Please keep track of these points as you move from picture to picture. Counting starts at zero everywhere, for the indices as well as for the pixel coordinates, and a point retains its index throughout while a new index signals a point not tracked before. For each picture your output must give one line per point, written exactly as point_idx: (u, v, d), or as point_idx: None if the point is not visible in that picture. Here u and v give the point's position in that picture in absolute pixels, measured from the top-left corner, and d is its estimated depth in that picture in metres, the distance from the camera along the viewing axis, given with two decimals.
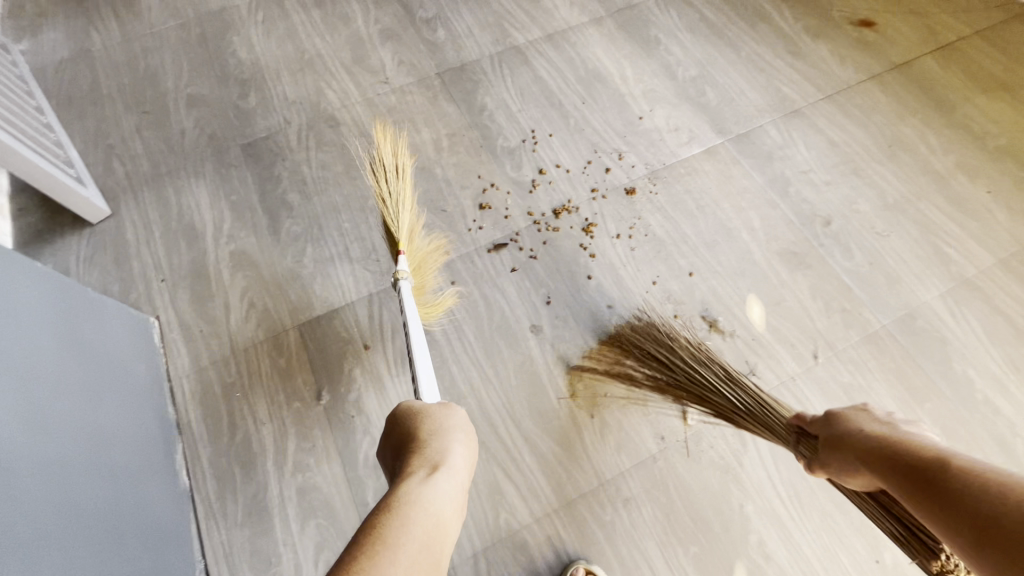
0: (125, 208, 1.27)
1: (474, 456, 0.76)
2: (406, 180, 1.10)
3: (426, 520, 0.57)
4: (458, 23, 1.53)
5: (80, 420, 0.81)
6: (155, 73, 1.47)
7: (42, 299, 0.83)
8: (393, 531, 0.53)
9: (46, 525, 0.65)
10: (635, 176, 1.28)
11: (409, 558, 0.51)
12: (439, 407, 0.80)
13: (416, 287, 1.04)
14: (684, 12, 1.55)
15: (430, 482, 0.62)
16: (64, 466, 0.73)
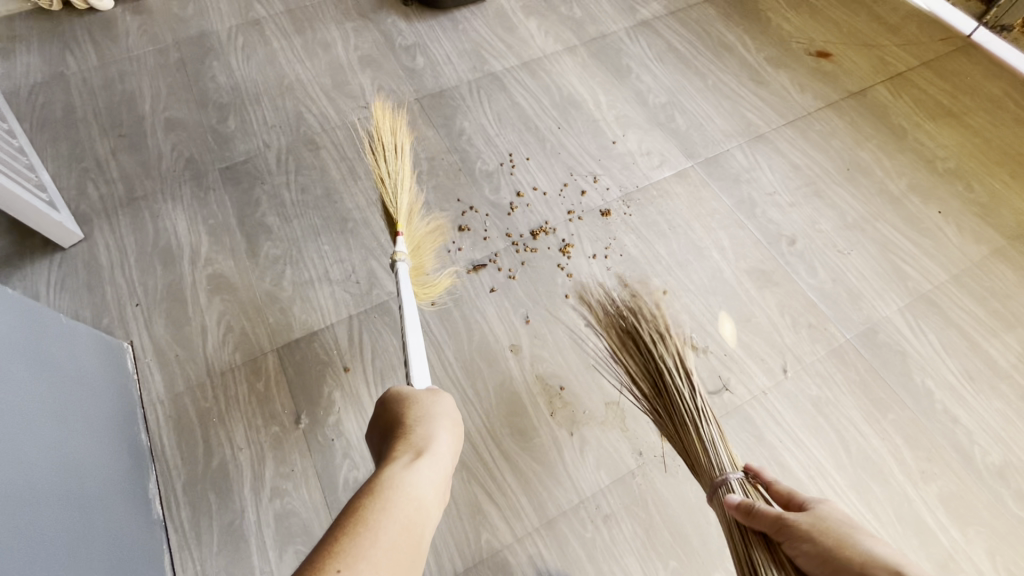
0: (99, 231, 1.25)
1: (458, 442, 0.77)
2: (404, 161, 1.15)
3: (407, 503, 0.58)
4: (437, 51, 1.58)
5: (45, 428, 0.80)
6: (132, 97, 1.47)
7: (13, 321, 0.82)
8: (373, 514, 0.55)
9: (11, 537, 0.64)
10: (609, 199, 1.32)
11: (388, 543, 0.52)
12: (427, 393, 0.81)
13: (414, 268, 1.10)
14: (653, 42, 1.63)
15: (413, 468, 0.63)
16: (28, 476, 0.72)
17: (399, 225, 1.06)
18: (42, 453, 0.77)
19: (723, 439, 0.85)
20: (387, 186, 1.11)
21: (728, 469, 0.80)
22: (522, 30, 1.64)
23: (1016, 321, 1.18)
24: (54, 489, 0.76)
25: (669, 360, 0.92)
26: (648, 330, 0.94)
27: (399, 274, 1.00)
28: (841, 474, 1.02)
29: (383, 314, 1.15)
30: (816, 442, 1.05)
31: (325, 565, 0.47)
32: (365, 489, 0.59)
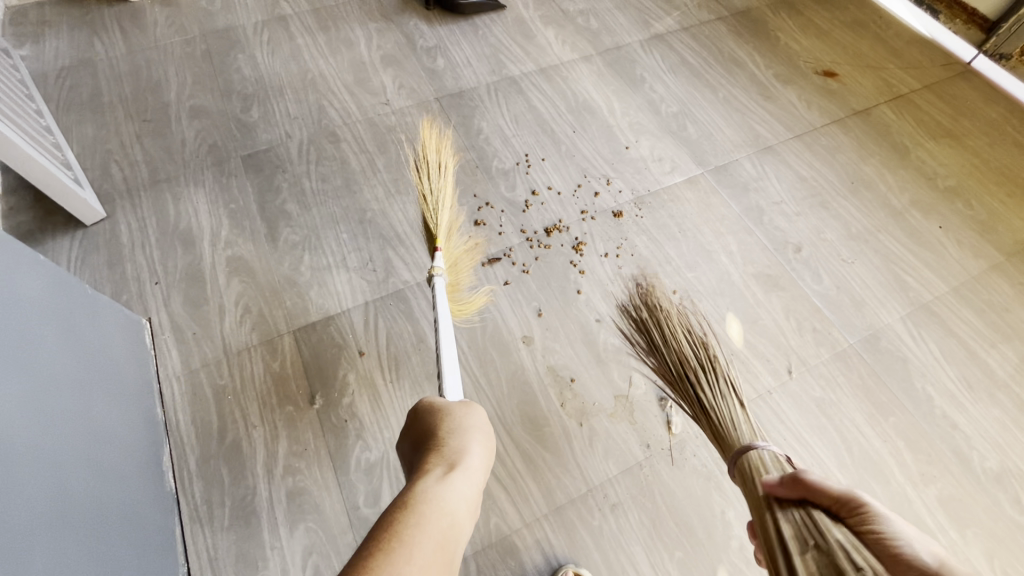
0: (121, 211, 1.27)
1: (489, 456, 0.79)
2: (446, 180, 1.17)
3: (441, 520, 0.59)
4: (457, 54, 1.63)
5: (77, 416, 0.82)
6: (158, 84, 1.50)
7: (49, 294, 0.85)
8: (408, 529, 0.56)
9: (37, 510, 0.66)
10: (622, 201, 1.36)
11: (423, 559, 0.54)
12: (461, 404, 0.83)
13: (450, 284, 1.10)
14: (666, 55, 1.68)
15: (447, 482, 0.65)
16: (59, 460, 0.74)
17: (438, 241, 1.08)
18: (74, 438, 0.79)
19: (749, 417, 0.85)
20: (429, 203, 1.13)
21: (751, 438, 0.80)
22: (540, 38, 1.70)
23: (1014, 334, 1.21)
24: (82, 471, 0.77)
25: (702, 362, 0.90)
26: (672, 326, 0.94)
27: (435, 288, 1.01)
28: (843, 473, 1.05)
29: (399, 301, 1.18)
30: (820, 442, 1.07)
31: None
32: (401, 503, 0.61)
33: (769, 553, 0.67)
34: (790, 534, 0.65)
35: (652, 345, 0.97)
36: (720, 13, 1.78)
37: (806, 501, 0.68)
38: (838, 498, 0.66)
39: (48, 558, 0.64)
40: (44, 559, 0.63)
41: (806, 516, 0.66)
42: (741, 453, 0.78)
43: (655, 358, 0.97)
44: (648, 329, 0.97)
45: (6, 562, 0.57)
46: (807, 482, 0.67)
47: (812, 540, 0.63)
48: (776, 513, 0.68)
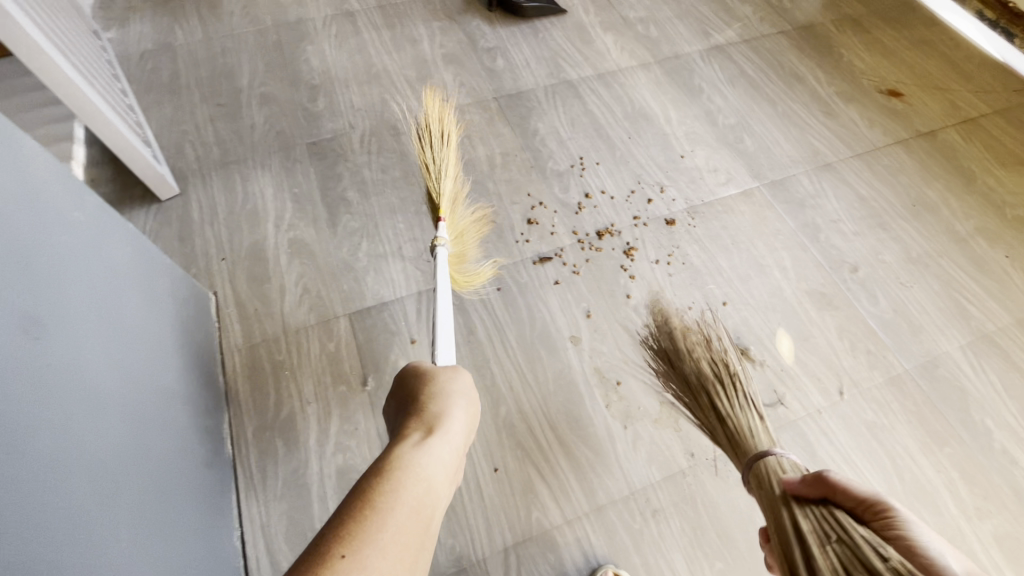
0: (193, 189, 1.34)
1: (473, 421, 0.80)
2: (449, 150, 1.21)
3: (417, 487, 0.60)
4: (517, 56, 1.66)
5: (153, 371, 0.87)
6: (231, 70, 1.57)
7: (136, 256, 0.92)
8: (382, 496, 0.57)
9: (123, 458, 0.71)
10: (675, 209, 1.36)
11: (396, 525, 0.55)
12: (446, 369, 0.84)
13: (456, 256, 1.14)
14: (725, 67, 1.68)
15: (424, 448, 0.66)
16: (141, 412, 0.80)
17: (441, 211, 1.12)
18: (152, 398, 0.84)
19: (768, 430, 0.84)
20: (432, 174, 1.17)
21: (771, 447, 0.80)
22: (599, 44, 1.71)
23: None
24: (158, 430, 0.82)
25: (719, 376, 0.88)
26: (694, 339, 0.93)
27: (438, 257, 1.04)
28: (893, 500, 1.02)
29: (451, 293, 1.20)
30: (869, 466, 1.05)
31: (335, 546, 0.50)
32: (378, 469, 0.62)
33: (782, 548, 0.67)
34: (811, 530, 0.66)
35: (669, 358, 0.96)
36: (783, 27, 1.76)
37: (828, 500, 0.68)
38: (863, 499, 0.66)
39: (132, 504, 0.70)
40: (128, 504, 0.69)
41: (828, 514, 0.66)
42: (761, 458, 0.78)
43: (671, 370, 0.96)
44: (665, 346, 0.96)
45: (91, 505, 0.63)
46: (831, 481, 0.67)
47: (835, 534, 0.63)
48: (796, 509, 0.69)
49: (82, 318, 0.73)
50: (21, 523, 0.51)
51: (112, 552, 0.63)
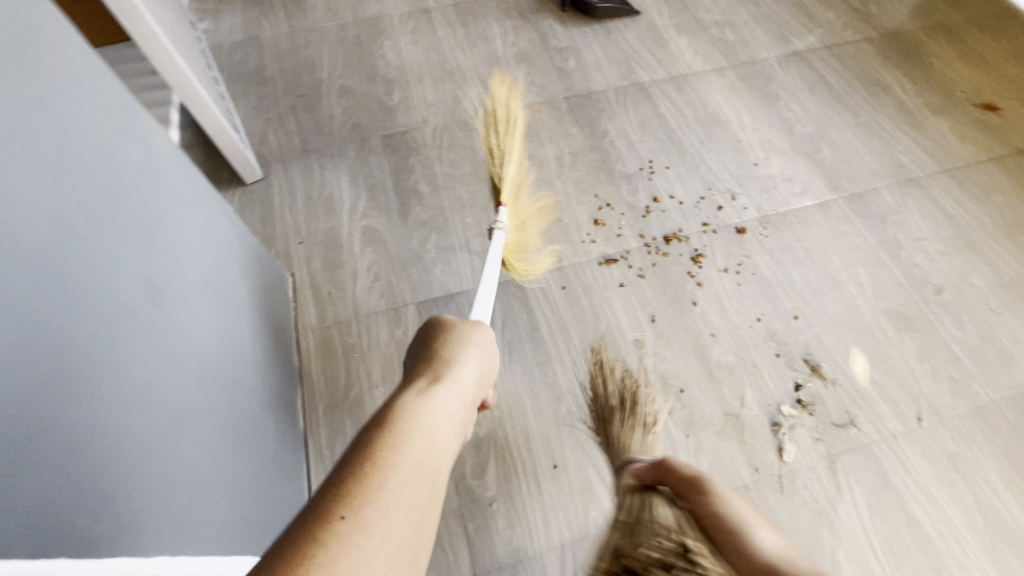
0: (275, 174, 1.41)
1: (486, 374, 0.72)
2: (513, 143, 1.24)
3: (423, 437, 0.51)
4: (589, 56, 1.65)
5: (242, 347, 0.92)
6: (313, 63, 1.64)
7: (234, 238, 0.97)
8: (386, 450, 0.47)
9: (217, 428, 0.76)
10: (746, 218, 1.33)
11: (403, 479, 0.45)
12: (461, 322, 0.77)
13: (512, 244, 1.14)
14: (804, 73, 1.62)
15: (430, 396, 0.58)
16: (233, 385, 0.84)
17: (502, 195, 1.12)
18: (245, 375, 0.90)
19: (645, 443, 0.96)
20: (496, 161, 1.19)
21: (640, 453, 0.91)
22: (672, 46, 1.68)
23: None
24: (247, 404, 0.88)
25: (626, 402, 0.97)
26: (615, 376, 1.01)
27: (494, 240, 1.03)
28: (972, 536, 0.97)
29: (516, 289, 1.22)
30: (947, 498, 1.00)
31: (332, 509, 0.41)
32: (379, 422, 0.52)
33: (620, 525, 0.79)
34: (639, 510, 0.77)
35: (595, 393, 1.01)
36: (868, 34, 1.69)
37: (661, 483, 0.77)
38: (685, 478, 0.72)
39: (222, 473, 0.74)
40: (221, 473, 0.74)
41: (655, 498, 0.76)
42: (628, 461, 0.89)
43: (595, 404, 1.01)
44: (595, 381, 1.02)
45: (188, 469, 0.66)
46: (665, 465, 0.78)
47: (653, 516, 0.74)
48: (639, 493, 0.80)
49: (190, 290, 0.78)
50: (110, 475, 0.52)
51: (201, 516, 0.67)
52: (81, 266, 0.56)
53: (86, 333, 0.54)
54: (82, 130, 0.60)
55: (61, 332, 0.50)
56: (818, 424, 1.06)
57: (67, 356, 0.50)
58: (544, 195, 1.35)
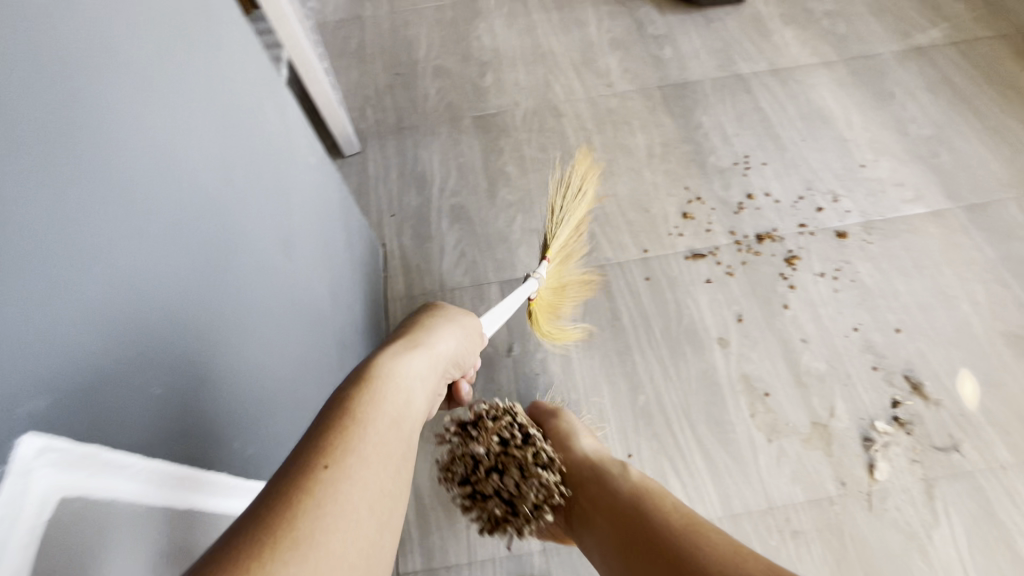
0: (372, 149, 1.47)
1: (462, 352, 0.74)
2: (580, 206, 1.13)
3: (397, 397, 0.53)
4: (686, 45, 1.60)
5: (347, 309, 0.97)
6: (411, 43, 1.69)
7: (345, 207, 1.04)
8: (365, 406, 0.49)
9: (320, 382, 0.81)
10: (848, 221, 1.26)
11: (378, 436, 0.47)
12: (434, 307, 0.80)
13: (541, 307, 1.08)
14: (924, 71, 1.50)
15: (404, 359, 0.60)
16: (339, 345, 0.90)
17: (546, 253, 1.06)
18: (349, 337, 0.96)
19: None
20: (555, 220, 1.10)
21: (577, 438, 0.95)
22: (777, 37, 1.60)
23: None
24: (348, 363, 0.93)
25: None
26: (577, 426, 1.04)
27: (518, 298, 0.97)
28: None
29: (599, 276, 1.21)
30: None
31: (319, 460, 0.42)
32: (355, 379, 0.53)
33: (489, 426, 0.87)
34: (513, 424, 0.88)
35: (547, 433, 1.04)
36: (1004, 30, 1.53)
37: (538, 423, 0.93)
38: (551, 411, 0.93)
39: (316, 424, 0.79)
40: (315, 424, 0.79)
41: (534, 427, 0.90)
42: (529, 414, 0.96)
43: None
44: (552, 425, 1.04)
45: (293, 414, 0.71)
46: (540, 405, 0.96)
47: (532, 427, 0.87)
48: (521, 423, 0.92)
49: (313, 251, 0.84)
50: (241, 407, 0.58)
51: None
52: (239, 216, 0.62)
53: (238, 283, 0.59)
54: (237, 101, 0.65)
55: (219, 286, 0.55)
56: (916, 445, 1.00)
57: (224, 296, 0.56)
58: (634, 185, 1.34)
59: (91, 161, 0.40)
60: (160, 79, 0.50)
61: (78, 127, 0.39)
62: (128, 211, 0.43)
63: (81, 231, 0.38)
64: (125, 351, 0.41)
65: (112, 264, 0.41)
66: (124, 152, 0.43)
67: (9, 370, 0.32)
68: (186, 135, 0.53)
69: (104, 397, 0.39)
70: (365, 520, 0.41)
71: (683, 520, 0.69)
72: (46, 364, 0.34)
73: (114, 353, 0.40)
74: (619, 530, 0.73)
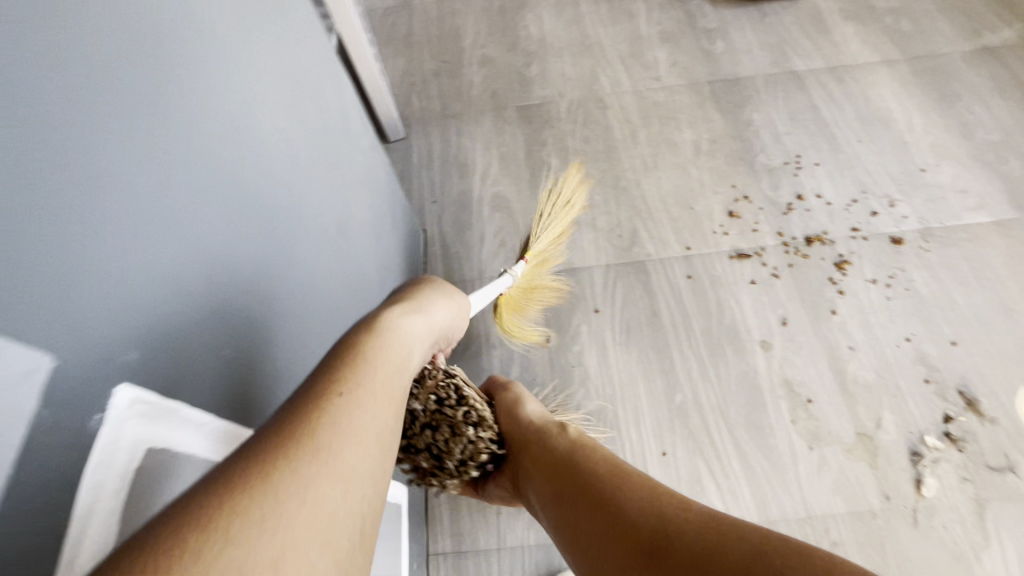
0: (416, 135, 1.48)
1: (456, 324, 0.75)
2: (567, 216, 1.13)
3: (401, 347, 0.54)
4: (739, 39, 1.56)
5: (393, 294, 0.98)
6: (457, 31, 1.69)
7: (393, 193, 1.05)
8: (373, 349, 0.49)
9: None
10: (905, 227, 1.21)
11: (385, 378, 0.48)
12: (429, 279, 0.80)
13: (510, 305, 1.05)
14: (995, 72, 1.42)
15: (409, 316, 0.60)
16: None
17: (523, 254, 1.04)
18: None
19: None
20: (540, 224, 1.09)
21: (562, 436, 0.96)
22: (836, 34, 1.54)
23: None
24: None
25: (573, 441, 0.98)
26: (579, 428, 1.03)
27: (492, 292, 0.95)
28: None
29: (640, 272, 1.20)
30: None
31: (330, 390, 0.42)
32: (362, 326, 0.53)
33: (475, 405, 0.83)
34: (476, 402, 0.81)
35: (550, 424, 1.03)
36: None
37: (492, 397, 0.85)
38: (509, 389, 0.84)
39: None
40: None
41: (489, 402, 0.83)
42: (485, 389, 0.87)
43: None
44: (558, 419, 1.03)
45: None
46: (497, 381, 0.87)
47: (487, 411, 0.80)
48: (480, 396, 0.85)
49: (364, 231, 0.85)
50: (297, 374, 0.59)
51: None
52: (301, 187, 0.63)
53: (296, 250, 0.61)
54: (291, 69, 0.65)
55: (278, 248, 0.57)
56: (968, 462, 0.96)
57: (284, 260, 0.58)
58: (677, 181, 1.31)
59: (155, 107, 0.40)
60: (234, 47, 0.52)
61: (165, 76, 0.41)
62: (192, 158, 0.44)
63: (150, 176, 0.39)
64: (195, 299, 0.42)
65: (180, 211, 0.41)
66: (185, 100, 0.44)
67: (100, 307, 0.33)
68: (255, 99, 0.55)
69: (179, 349, 0.40)
70: (373, 445, 0.41)
71: (616, 474, 0.66)
72: (140, 296, 0.36)
73: (185, 302, 0.41)
74: (557, 492, 0.70)
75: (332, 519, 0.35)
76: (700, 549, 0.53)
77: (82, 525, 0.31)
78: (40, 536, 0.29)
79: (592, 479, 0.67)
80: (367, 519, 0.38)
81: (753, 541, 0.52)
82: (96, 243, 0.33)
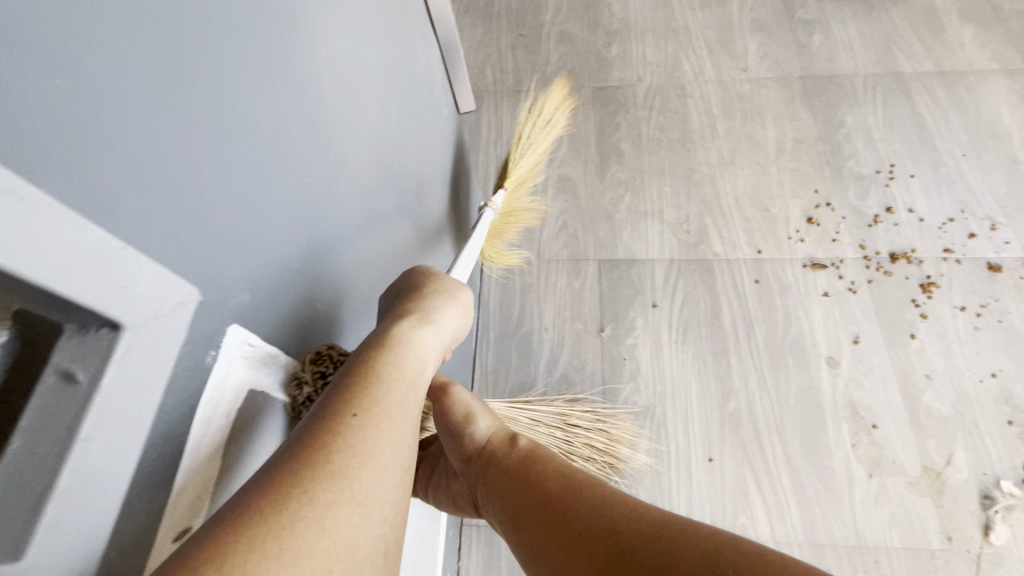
0: (486, 108, 1.46)
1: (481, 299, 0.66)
2: (547, 135, 1.15)
3: (424, 352, 0.46)
4: (839, 33, 1.45)
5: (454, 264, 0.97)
6: (538, 4, 1.64)
7: (464, 162, 1.04)
8: (392, 359, 0.43)
9: None
10: (1006, 254, 1.11)
11: (405, 391, 0.41)
12: None
13: (496, 231, 1.06)
14: None
15: (438, 309, 0.52)
16: None
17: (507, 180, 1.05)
18: None
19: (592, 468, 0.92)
20: (520, 146, 1.12)
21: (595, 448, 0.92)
22: (951, 35, 1.41)
23: None
24: None
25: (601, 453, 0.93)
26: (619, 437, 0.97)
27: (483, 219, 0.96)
28: None
29: (704, 270, 1.15)
30: None
31: (343, 405, 0.37)
32: (382, 329, 0.46)
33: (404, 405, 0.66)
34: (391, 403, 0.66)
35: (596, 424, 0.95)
36: None
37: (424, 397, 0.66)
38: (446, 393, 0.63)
39: None
40: None
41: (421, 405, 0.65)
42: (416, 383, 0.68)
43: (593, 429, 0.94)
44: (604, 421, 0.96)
45: None
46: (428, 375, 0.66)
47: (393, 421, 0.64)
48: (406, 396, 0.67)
49: (437, 194, 0.84)
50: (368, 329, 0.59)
51: None
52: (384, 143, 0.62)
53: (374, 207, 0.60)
54: (380, 36, 0.62)
55: (358, 205, 0.55)
56: None
57: (361, 218, 0.56)
58: (754, 181, 1.25)
59: (218, 60, 0.34)
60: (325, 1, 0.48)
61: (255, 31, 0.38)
62: (270, 117, 0.40)
63: (228, 138, 0.35)
64: (277, 243, 0.41)
65: (246, 183, 0.37)
66: (275, 56, 0.40)
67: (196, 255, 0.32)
68: (341, 56, 0.51)
69: (263, 284, 0.39)
70: (393, 462, 0.37)
71: (566, 484, 0.52)
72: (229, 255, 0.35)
73: (258, 254, 0.38)
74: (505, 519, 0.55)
75: (351, 548, 0.32)
76: (655, 565, 0.42)
77: (193, 456, 0.33)
78: (164, 448, 0.31)
79: (540, 494, 0.53)
80: (390, 541, 0.35)
81: (709, 552, 0.41)
82: (171, 216, 0.31)
